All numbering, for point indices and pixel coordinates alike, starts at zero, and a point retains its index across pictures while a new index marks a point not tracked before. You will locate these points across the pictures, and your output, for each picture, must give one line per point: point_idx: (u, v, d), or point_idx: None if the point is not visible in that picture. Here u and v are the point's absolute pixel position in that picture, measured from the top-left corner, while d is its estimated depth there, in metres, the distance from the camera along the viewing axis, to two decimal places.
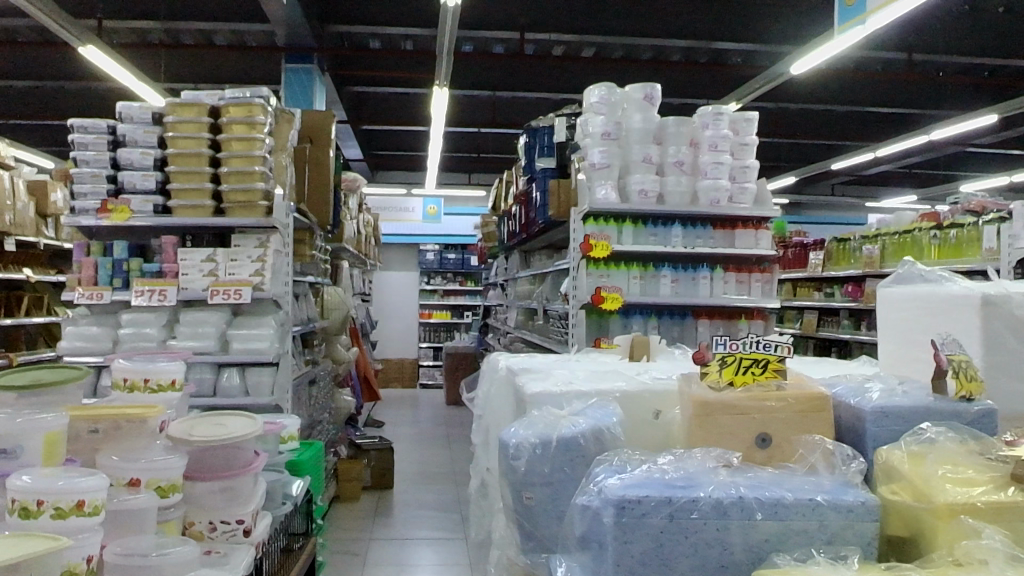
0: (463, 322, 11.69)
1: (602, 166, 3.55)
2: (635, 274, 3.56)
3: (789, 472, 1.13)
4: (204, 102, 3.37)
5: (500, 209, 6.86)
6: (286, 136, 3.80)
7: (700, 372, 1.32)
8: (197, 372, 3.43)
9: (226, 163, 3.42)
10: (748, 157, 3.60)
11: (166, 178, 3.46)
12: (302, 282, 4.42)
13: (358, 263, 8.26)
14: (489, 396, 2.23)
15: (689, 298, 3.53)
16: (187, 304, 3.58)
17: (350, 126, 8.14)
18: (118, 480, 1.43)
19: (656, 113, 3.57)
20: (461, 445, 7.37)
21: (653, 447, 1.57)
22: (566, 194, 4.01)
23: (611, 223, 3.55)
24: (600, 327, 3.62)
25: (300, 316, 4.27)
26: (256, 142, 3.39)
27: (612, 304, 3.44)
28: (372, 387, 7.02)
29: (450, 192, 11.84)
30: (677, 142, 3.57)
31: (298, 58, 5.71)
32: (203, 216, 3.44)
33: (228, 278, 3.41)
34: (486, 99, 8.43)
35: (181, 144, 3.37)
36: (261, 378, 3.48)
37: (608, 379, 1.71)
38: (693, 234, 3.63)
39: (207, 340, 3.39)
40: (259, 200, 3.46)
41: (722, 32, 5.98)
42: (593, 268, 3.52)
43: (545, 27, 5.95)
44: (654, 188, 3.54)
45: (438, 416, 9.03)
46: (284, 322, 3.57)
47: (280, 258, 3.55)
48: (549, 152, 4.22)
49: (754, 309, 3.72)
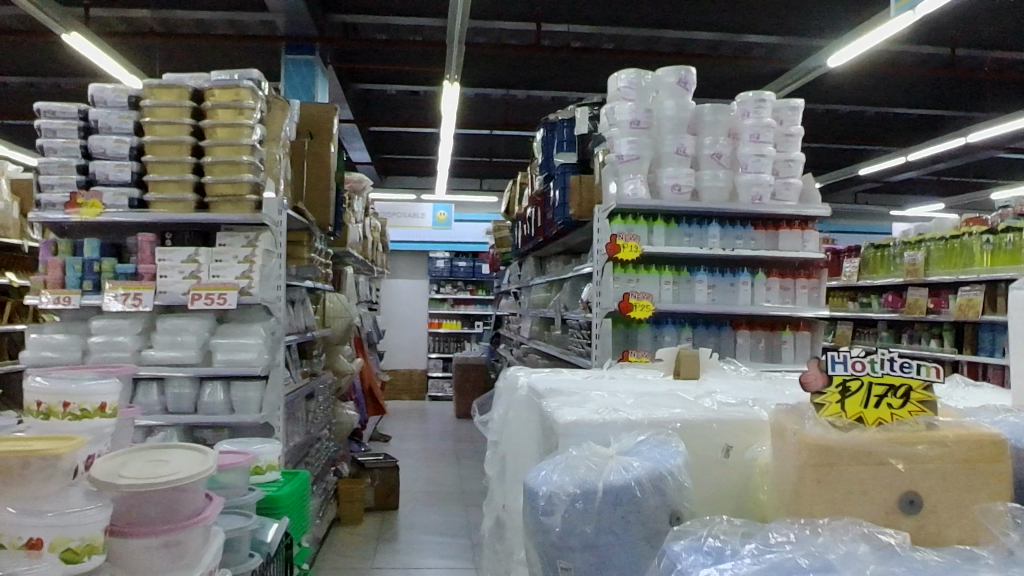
0: (473, 332, 11.34)
1: (630, 158, 3.18)
2: (668, 278, 3.17)
3: (972, 560, 0.74)
4: (186, 85, 3.03)
5: (513, 213, 6.49)
6: (280, 125, 3.44)
7: (812, 400, 1.00)
8: (175, 386, 3.05)
9: (210, 152, 3.06)
10: (793, 148, 3.24)
11: (143, 169, 3.10)
12: (300, 288, 4.05)
13: (365, 271, 7.92)
14: (507, 421, 1.86)
15: (728, 307, 3.14)
16: (167, 310, 3.22)
17: (357, 126, 7.80)
18: (12, 542, 1.06)
19: (691, 100, 3.21)
20: (471, 461, 7.00)
21: (719, 491, 1.22)
22: (588, 191, 3.65)
23: (641, 222, 3.17)
24: (629, 337, 3.24)
25: (296, 326, 3.90)
26: (246, 128, 3.04)
27: (642, 312, 3.07)
28: (378, 400, 6.66)
29: (460, 198, 11.49)
30: (714, 133, 3.21)
31: (298, 49, 5.31)
32: (184, 211, 3.07)
33: (212, 282, 3.04)
34: (498, 98, 8.07)
35: (159, 130, 3.02)
36: (247, 394, 3.09)
37: (662, 405, 1.33)
38: (731, 235, 3.24)
39: (187, 351, 3.03)
40: (247, 194, 3.09)
41: (752, 25, 5.61)
42: (621, 272, 3.15)
43: (562, 19, 5.60)
44: (688, 182, 3.18)
45: (447, 430, 8.66)
46: (275, 331, 3.20)
47: (270, 261, 3.18)
48: (568, 147, 3.90)
49: (799, 320, 3.32)
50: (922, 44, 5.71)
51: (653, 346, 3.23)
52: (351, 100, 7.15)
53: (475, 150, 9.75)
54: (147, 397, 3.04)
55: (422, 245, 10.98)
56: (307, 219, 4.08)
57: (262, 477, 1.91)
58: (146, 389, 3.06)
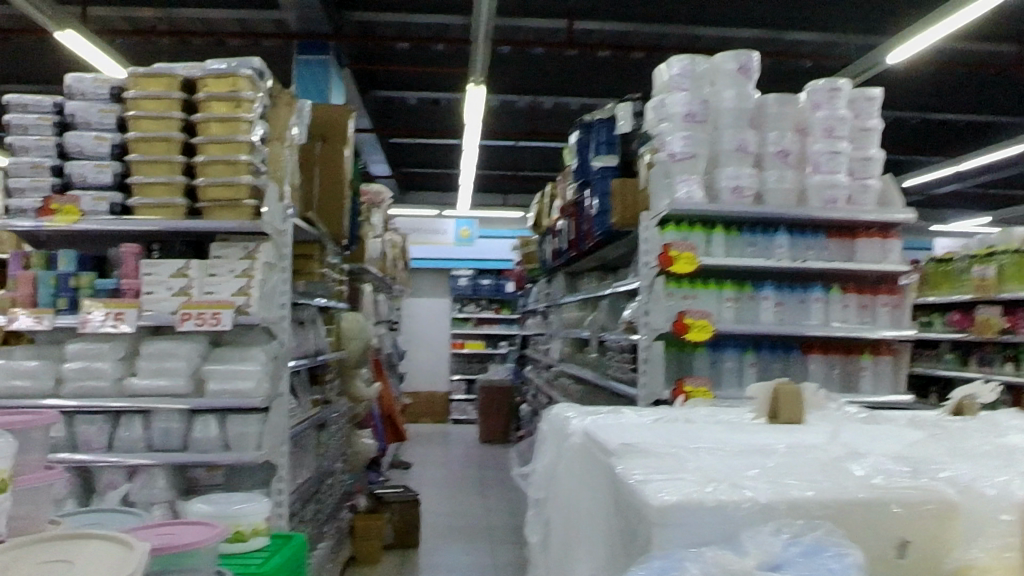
0: (498, 352, 10.95)
1: (684, 156, 2.77)
2: (729, 294, 2.75)
3: None
4: (177, 73, 2.65)
5: (541, 226, 6.10)
6: (285, 123, 3.06)
7: None
8: (163, 419, 2.65)
9: (204, 151, 2.67)
10: (872, 145, 2.83)
11: (127, 171, 2.71)
12: (311, 306, 3.66)
13: (385, 289, 7.56)
14: (558, 476, 1.45)
15: (800, 327, 2.72)
16: (156, 331, 2.83)
17: (377, 137, 7.45)
18: None
19: (753, 89, 2.81)
20: (496, 491, 6.59)
21: None
22: (634, 194, 3.24)
23: (698, 228, 2.75)
24: (683, 363, 2.82)
25: (304, 350, 3.49)
26: (244, 122, 2.66)
27: (700, 334, 2.66)
28: (397, 426, 6.26)
29: (484, 213, 11.10)
30: (780, 127, 2.81)
31: (311, 49, 4.94)
32: (173, 218, 2.67)
33: (204, 299, 2.65)
34: (525, 107, 7.69)
35: (146, 125, 2.64)
36: (245, 429, 2.68)
37: (799, 475, 0.92)
38: (801, 244, 2.82)
39: (176, 378, 2.63)
40: (245, 199, 2.69)
41: (799, 20, 5.20)
42: (675, 287, 2.74)
43: (596, 15, 5.22)
44: (751, 184, 2.78)
45: (471, 457, 8.25)
46: (278, 355, 2.81)
47: (273, 275, 2.78)
48: (609, 149, 3.50)
49: (880, 343, 2.88)
50: (983, 41, 5.29)
51: (711, 374, 2.80)
52: (371, 108, 6.80)
53: (500, 162, 9.39)
54: (130, 432, 2.64)
55: (444, 262, 10.61)
56: (317, 228, 3.69)
57: (235, 542, 1.53)
58: (128, 423, 2.65)
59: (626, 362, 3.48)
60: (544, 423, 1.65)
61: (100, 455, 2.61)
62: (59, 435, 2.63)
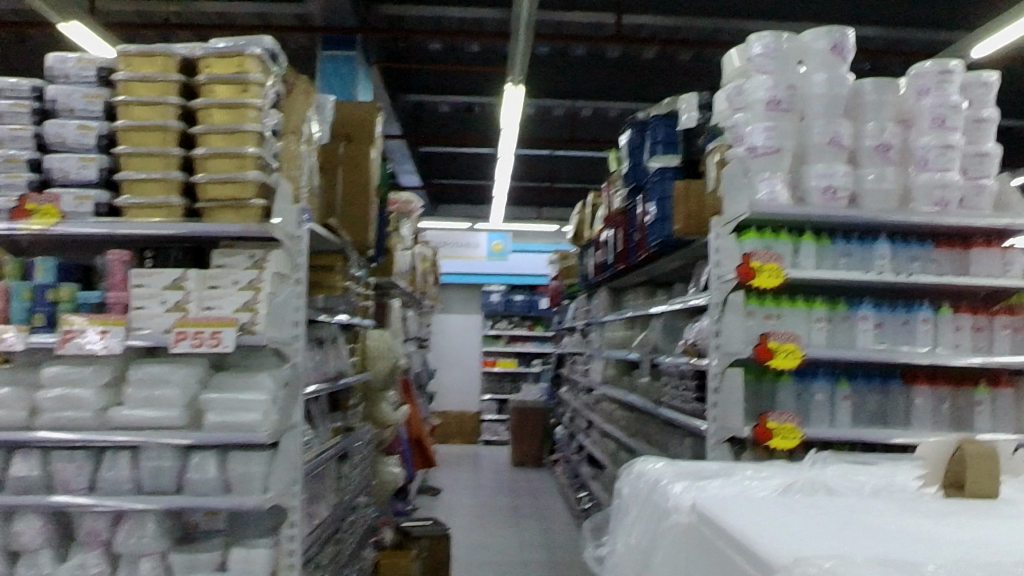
0: (531, 371, 10.56)
1: (767, 151, 2.36)
2: (820, 313, 2.33)
3: None
4: (175, 52, 2.28)
5: (582, 238, 5.70)
6: (301, 114, 2.69)
7: None
8: (153, 457, 2.25)
9: (204, 142, 2.29)
10: (988, 139, 2.41)
11: (116, 168, 2.33)
12: (333, 323, 3.27)
13: (414, 304, 7.18)
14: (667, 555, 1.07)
15: (905, 354, 2.29)
16: (150, 352, 2.44)
17: (407, 145, 7.09)
18: None
19: (849, 71, 2.40)
20: (531, 522, 6.16)
21: None
22: (698, 198, 2.83)
23: (784, 234, 2.34)
24: (765, 395, 2.40)
25: (323, 372, 3.09)
26: (251, 108, 2.28)
27: (787, 360, 2.25)
28: (426, 451, 5.86)
29: (518, 227, 10.73)
30: (879, 116, 2.39)
31: (336, 45, 4.60)
32: (168, 220, 2.28)
33: (202, 316, 2.26)
34: (563, 113, 7.31)
35: (138, 113, 2.26)
36: (248, 469, 2.28)
37: None
38: (904, 255, 2.39)
39: (169, 409, 2.24)
40: (251, 198, 2.30)
41: (866, 14, 4.79)
42: (756, 305, 2.32)
43: (645, 8, 4.83)
44: (846, 184, 2.36)
45: (504, 482, 7.84)
46: (289, 382, 2.41)
47: (284, 288, 2.39)
48: (669, 149, 3.12)
49: (998, 373, 2.43)
50: None
51: (798, 407, 2.37)
52: (401, 113, 6.44)
53: (536, 174, 9.01)
54: (115, 473, 2.25)
55: (476, 277, 10.23)
56: (339, 237, 3.32)
57: None
58: (113, 460, 2.26)
59: (689, 389, 3.05)
60: (634, 480, 1.28)
61: (79, 499, 2.21)
62: (33, 475, 2.24)
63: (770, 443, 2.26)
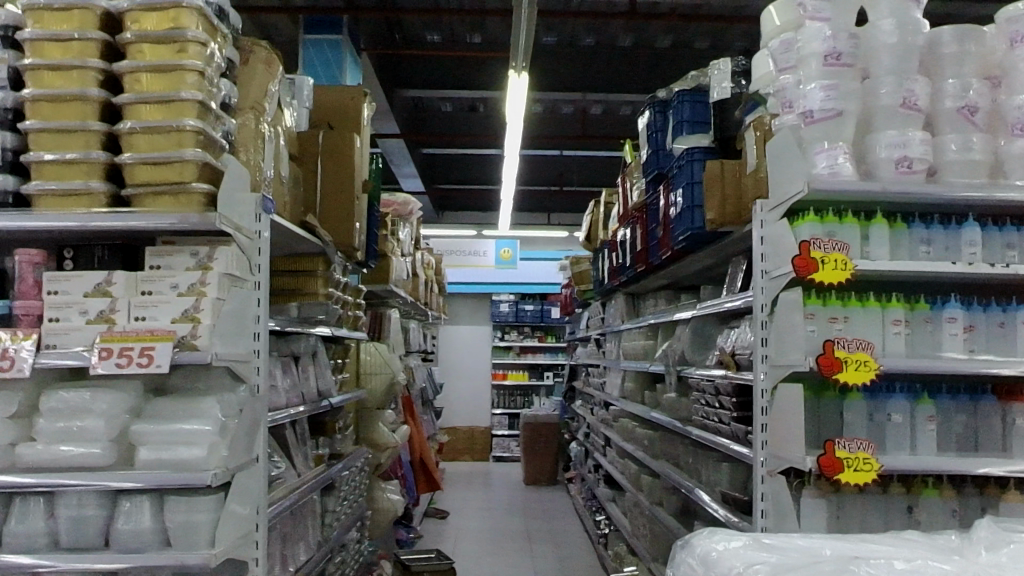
0: (543, 384, 10.13)
1: (825, 115, 1.92)
2: (897, 313, 1.88)
3: None
4: (95, 5, 1.85)
5: (595, 240, 5.27)
6: (262, 88, 2.27)
7: None
8: (72, 505, 1.81)
9: (132, 114, 1.86)
10: None
11: (26, 149, 1.90)
12: (311, 336, 2.83)
13: (416, 314, 6.76)
14: None
15: (1008, 363, 1.83)
16: (76, 374, 2.01)
17: (407, 146, 6.67)
18: None
19: (922, 17, 1.96)
20: (545, 548, 5.71)
21: None
22: (736, 181, 2.39)
23: (849, 218, 1.89)
24: (830, 417, 1.96)
25: (299, 394, 2.65)
26: (190, 72, 1.86)
27: (857, 373, 1.81)
28: (431, 474, 5.41)
29: (527, 234, 10.30)
30: (960, 72, 1.95)
31: (323, 26, 4.24)
32: (89, 211, 1.85)
33: (131, 329, 1.83)
34: (572, 110, 6.89)
35: (51, 80, 1.83)
36: (190, 517, 1.83)
37: None
38: (999, 241, 1.94)
39: (92, 445, 1.81)
40: (192, 181, 1.88)
41: None
42: (817, 306, 1.88)
43: None
44: (924, 154, 1.91)
45: (516, 502, 7.39)
46: (244, 408, 1.97)
47: (234, 293, 1.96)
48: (696, 130, 2.75)
49: None
50: None
51: (869, 433, 1.93)
52: (400, 110, 6.03)
53: (545, 177, 8.59)
54: (25, 526, 1.81)
55: (484, 287, 9.79)
56: (320, 236, 2.90)
57: None
58: (23, 509, 1.82)
59: (728, 406, 2.60)
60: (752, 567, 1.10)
61: None
62: None
63: (839, 477, 1.82)
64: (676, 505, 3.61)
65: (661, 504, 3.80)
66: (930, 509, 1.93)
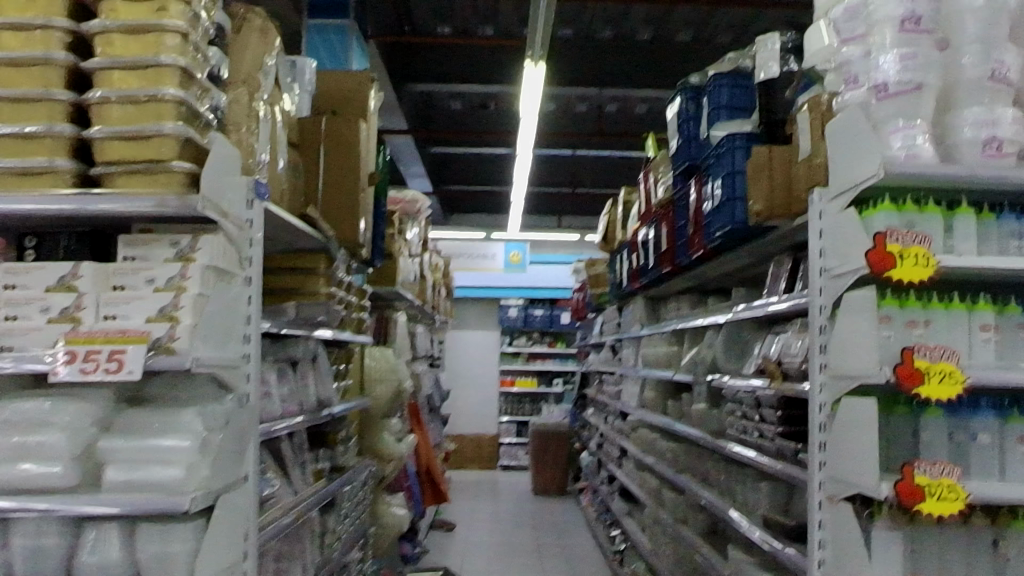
0: (552, 391, 9.88)
1: (902, 89, 1.66)
2: (986, 317, 1.63)
3: None
4: None
5: (612, 241, 5.02)
6: (256, 61, 2.02)
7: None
8: (28, 534, 1.56)
9: (104, 82, 1.61)
10: None
11: None
12: (311, 339, 2.57)
13: (423, 318, 6.52)
14: None
15: None
16: (38, 382, 1.76)
17: (415, 144, 6.43)
18: None
19: None
20: (556, 563, 5.46)
21: None
22: (785, 168, 2.14)
23: (931, 206, 1.64)
24: (903, 435, 1.70)
25: (295, 403, 2.40)
26: (170, 34, 1.61)
27: (941, 387, 1.56)
28: (438, 486, 5.17)
29: (537, 237, 10.05)
30: None
31: (329, 11, 4.01)
32: (52, 192, 1.61)
33: (98, 330, 1.57)
34: (586, 109, 6.65)
35: (10, 41, 1.59)
36: (165, 548, 1.58)
37: None
38: None
39: (52, 464, 1.55)
40: (172, 159, 1.63)
41: None
42: (893, 308, 1.63)
43: None
44: (1016, 135, 1.66)
45: (524, 514, 7.12)
46: (230, 420, 1.72)
47: (222, 288, 1.71)
48: (734, 117, 2.54)
49: None
50: None
51: (950, 454, 1.68)
52: (409, 106, 5.79)
53: (557, 178, 8.34)
54: None
55: (493, 291, 9.54)
56: (321, 230, 2.66)
57: None
58: None
59: (772, 420, 2.34)
60: None
61: None
62: None
63: (920, 507, 1.57)
64: (702, 524, 3.34)
65: (685, 522, 3.54)
66: (1020, 543, 1.71)
